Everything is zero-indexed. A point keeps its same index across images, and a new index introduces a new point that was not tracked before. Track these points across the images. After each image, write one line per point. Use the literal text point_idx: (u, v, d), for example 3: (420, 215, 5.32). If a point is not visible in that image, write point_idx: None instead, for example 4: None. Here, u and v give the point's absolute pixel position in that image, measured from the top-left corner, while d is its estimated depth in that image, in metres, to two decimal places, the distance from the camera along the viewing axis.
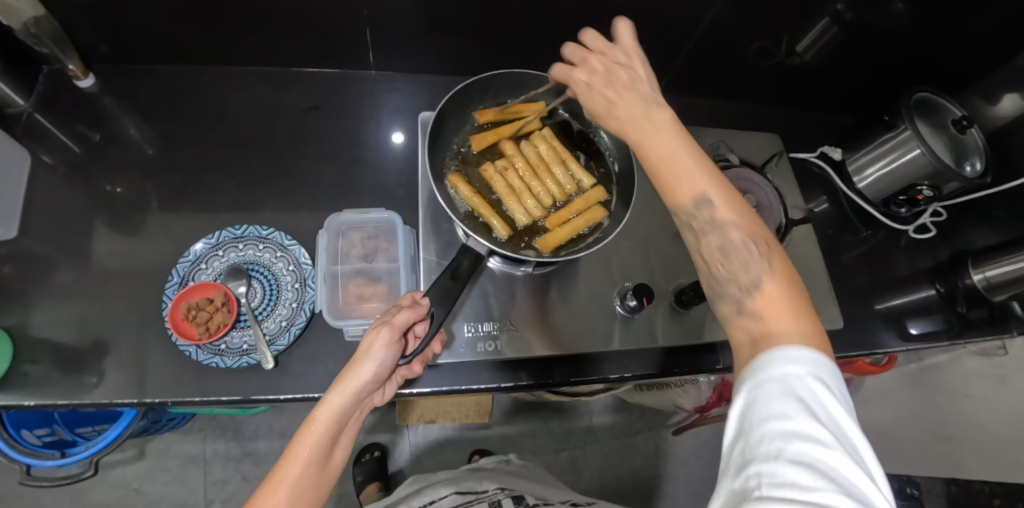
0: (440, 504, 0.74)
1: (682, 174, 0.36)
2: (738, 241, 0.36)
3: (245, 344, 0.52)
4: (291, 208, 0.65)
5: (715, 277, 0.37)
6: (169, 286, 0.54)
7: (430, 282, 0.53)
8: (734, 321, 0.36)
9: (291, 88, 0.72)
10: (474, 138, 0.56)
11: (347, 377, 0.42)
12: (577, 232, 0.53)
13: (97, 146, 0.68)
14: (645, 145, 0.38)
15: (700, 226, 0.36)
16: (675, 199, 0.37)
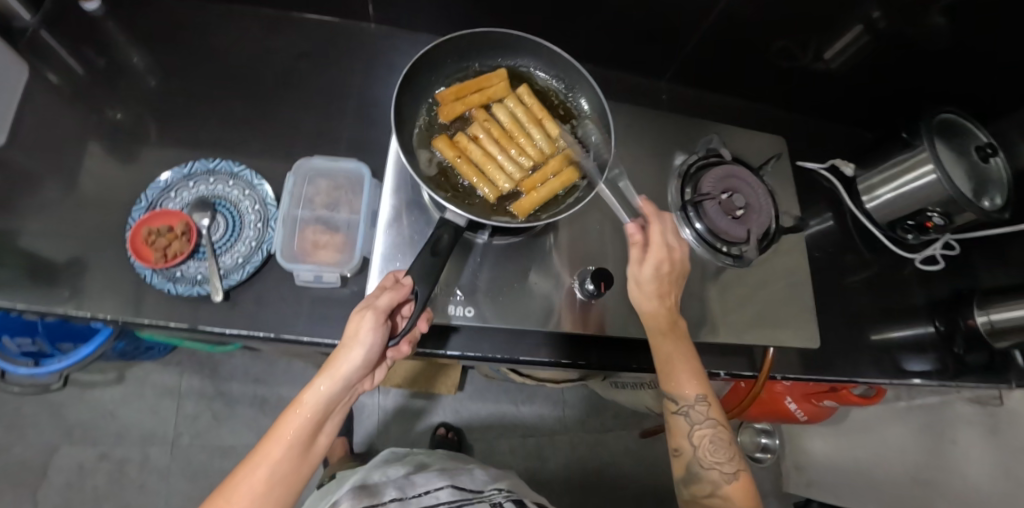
0: (436, 496, 0.72)
1: (688, 375, 0.52)
2: (719, 435, 0.51)
3: (199, 275, 0.53)
4: (274, 152, 0.65)
5: (698, 459, 0.51)
6: (137, 209, 0.55)
7: (384, 235, 0.52)
8: (707, 495, 0.50)
9: (291, 32, 0.72)
10: (441, 104, 0.51)
11: (335, 362, 0.41)
12: (554, 195, 0.49)
13: (96, 66, 0.69)
14: (665, 340, 0.52)
15: (692, 415, 0.51)
16: (681, 392, 0.52)
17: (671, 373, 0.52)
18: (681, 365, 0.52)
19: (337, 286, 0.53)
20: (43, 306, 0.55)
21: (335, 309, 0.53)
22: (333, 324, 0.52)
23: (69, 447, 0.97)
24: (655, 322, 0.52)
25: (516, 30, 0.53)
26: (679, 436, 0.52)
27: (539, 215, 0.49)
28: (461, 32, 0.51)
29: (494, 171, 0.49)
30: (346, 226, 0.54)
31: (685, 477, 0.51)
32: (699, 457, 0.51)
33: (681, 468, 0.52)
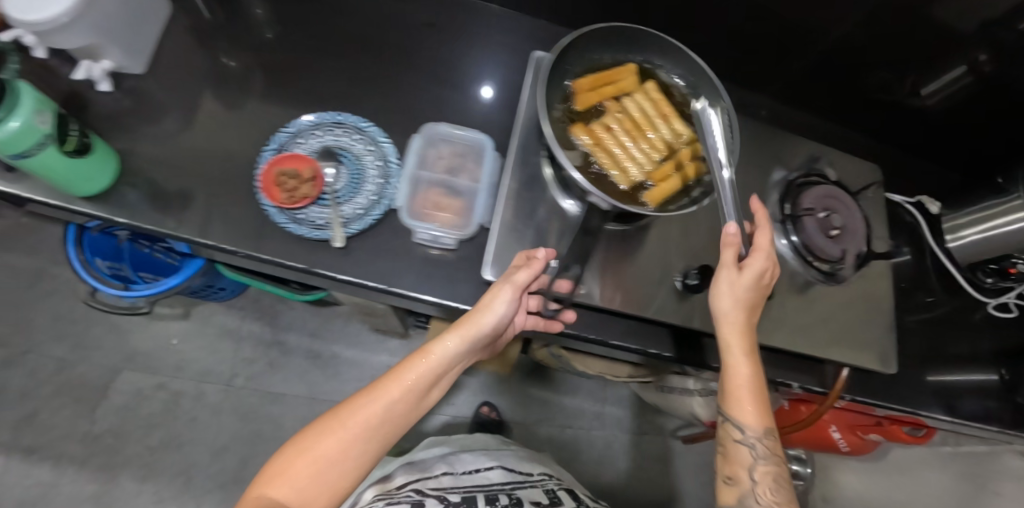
0: (489, 474, 0.76)
1: (756, 403, 0.47)
2: (779, 473, 0.47)
3: (320, 220, 0.55)
4: (388, 112, 0.67)
5: (751, 496, 0.46)
6: (267, 150, 0.57)
7: (505, 206, 0.54)
8: None
9: (416, 4, 0.74)
10: (577, 95, 0.53)
11: (469, 322, 0.46)
12: (681, 187, 0.52)
13: (229, 14, 0.72)
14: (738, 360, 0.48)
15: (756, 448, 0.47)
16: (748, 420, 0.47)
17: (738, 397, 0.48)
18: (751, 388, 0.48)
19: (453, 249, 0.56)
20: (168, 230, 0.58)
21: (444, 269, 0.55)
22: (440, 281, 0.55)
23: (131, 372, 1.02)
24: (727, 339, 0.48)
25: (649, 27, 0.55)
26: (736, 466, 0.48)
27: (664, 205, 0.52)
28: (602, 26, 0.52)
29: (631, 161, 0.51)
30: (465, 194, 0.57)
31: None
32: (756, 493, 0.46)
33: (731, 499, 0.47)
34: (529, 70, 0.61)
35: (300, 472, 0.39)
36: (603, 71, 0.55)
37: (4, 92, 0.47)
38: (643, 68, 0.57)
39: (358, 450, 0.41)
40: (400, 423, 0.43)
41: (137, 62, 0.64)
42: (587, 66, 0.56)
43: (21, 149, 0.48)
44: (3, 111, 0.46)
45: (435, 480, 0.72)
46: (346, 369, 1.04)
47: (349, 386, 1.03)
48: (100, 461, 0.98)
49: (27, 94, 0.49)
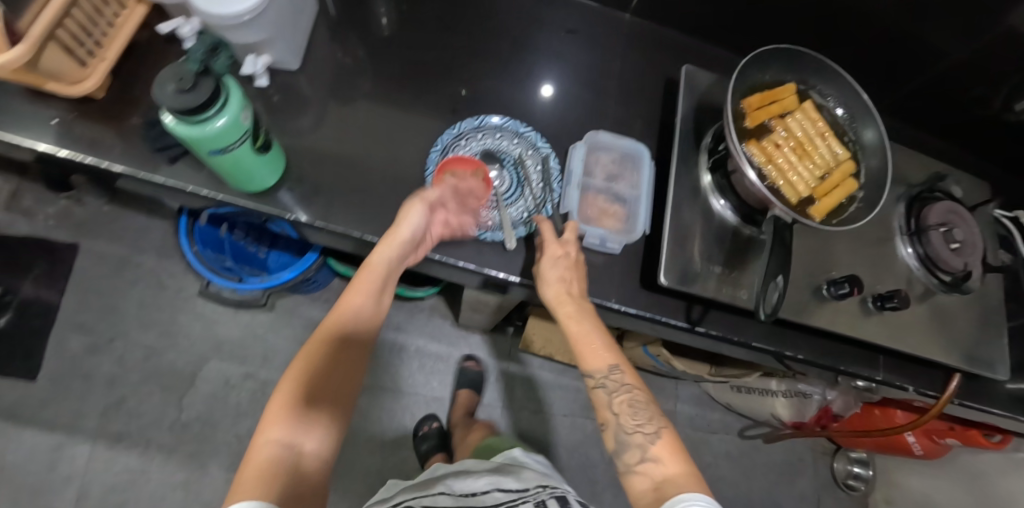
0: (481, 496, 0.58)
1: (597, 347, 0.51)
2: (637, 396, 0.49)
3: (489, 221, 0.58)
4: (534, 114, 0.68)
5: (621, 427, 0.48)
6: (435, 152, 0.61)
7: (670, 214, 0.59)
8: (635, 469, 0.46)
9: (552, 7, 0.74)
10: (748, 113, 0.57)
11: (379, 253, 0.51)
12: (840, 203, 0.56)
13: (367, 10, 0.71)
14: (571, 320, 0.52)
15: (608, 384, 0.50)
16: (591, 364, 0.51)
17: (578, 348, 0.52)
18: (582, 335, 0.52)
19: (616, 253, 0.60)
20: (339, 227, 0.59)
21: (605, 270, 0.60)
22: (600, 286, 0.59)
23: (217, 362, 1.04)
24: (560, 305, 0.53)
25: (811, 51, 0.59)
26: (602, 410, 0.50)
27: (826, 219, 0.56)
28: (776, 51, 0.56)
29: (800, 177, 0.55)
30: (625, 200, 0.60)
31: (616, 450, 0.48)
32: (621, 424, 0.48)
33: (610, 442, 0.49)
34: (682, 85, 0.64)
35: (265, 453, 0.40)
36: (766, 89, 0.59)
37: (220, 88, 0.46)
38: (802, 86, 0.61)
39: (324, 412, 0.45)
40: (350, 377, 0.48)
41: (293, 59, 0.65)
42: (753, 85, 0.59)
43: (225, 144, 0.49)
44: (215, 108, 0.46)
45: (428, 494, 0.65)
46: (430, 363, 1.07)
47: (433, 379, 1.06)
48: (188, 449, 1.00)
49: (234, 88, 0.49)
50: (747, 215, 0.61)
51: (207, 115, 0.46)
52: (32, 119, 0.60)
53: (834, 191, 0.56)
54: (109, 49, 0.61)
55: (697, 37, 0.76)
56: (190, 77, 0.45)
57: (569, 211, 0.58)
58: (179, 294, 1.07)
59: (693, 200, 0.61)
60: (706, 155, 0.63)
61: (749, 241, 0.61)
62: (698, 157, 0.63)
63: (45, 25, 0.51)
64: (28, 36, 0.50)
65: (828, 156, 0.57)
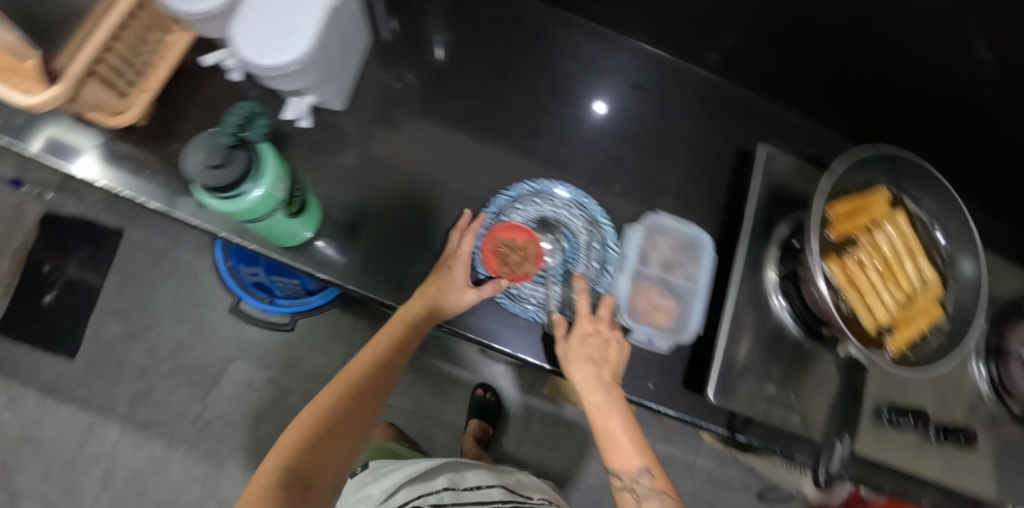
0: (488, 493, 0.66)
1: (625, 443, 0.45)
2: (670, 505, 0.42)
3: (534, 299, 0.53)
4: (592, 180, 0.63)
5: None
6: (488, 214, 0.56)
7: (727, 320, 0.54)
8: None
9: (621, 57, 0.69)
10: (834, 224, 0.52)
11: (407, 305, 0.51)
12: (918, 334, 0.52)
13: (423, 46, 0.67)
14: (598, 411, 0.47)
15: (637, 490, 0.43)
16: (621, 460, 0.45)
17: (605, 440, 0.46)
18: (609, 429, 0.46)
19: (662, 353, 0.56)
20: (371, 293, 0.56)
21: (646, 365, 0.56)
22: (643, 383, 0.55)
23: (242, 362, 1.05)
24: (589, 393, 0.47)
25: (913, 157, 0.54)
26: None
27: (901, 352, 0.52)
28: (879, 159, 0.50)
29: (881, 304, 0.51)
30: (679, 295, 0.56)
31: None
32: None
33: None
34: (758, 169, 0.58)
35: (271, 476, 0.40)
36: (857, 193, 0.54)
37: (254, 158, 0.44)
38: (894, 189, 0.56)
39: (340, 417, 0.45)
40: (365, 418, 0.47)
41: (339, 100, 0.61)
42: (844, 188, 0.54)
43: (259, 214, 0.47)
44: (251, 179, 0.44)
45: (438, 495, 0.64)
46: (450, 387, 1.06)
47: (451, 405, 1.05)
48: (208, 445, 1.03)
49: (269, 155, 0.46)
50: (813, 328, 0.56)
51: (242, 188, 0.43)
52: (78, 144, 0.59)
53: (915, 321, 0.52)
54: (150, 80, 0.59)
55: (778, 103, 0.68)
56: (223, 151, 0.42)
57: (618, 305, 0.54)
58: (211, 291, 1.09)
59: (756, 301, 0.56)
60: (778, 249, 0.57)
61: (809, 353, 0.56)
62: (766, 251, 0.57)
63: (82, 65, 0.49)
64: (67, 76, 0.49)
65: (914, 279, 0.53)
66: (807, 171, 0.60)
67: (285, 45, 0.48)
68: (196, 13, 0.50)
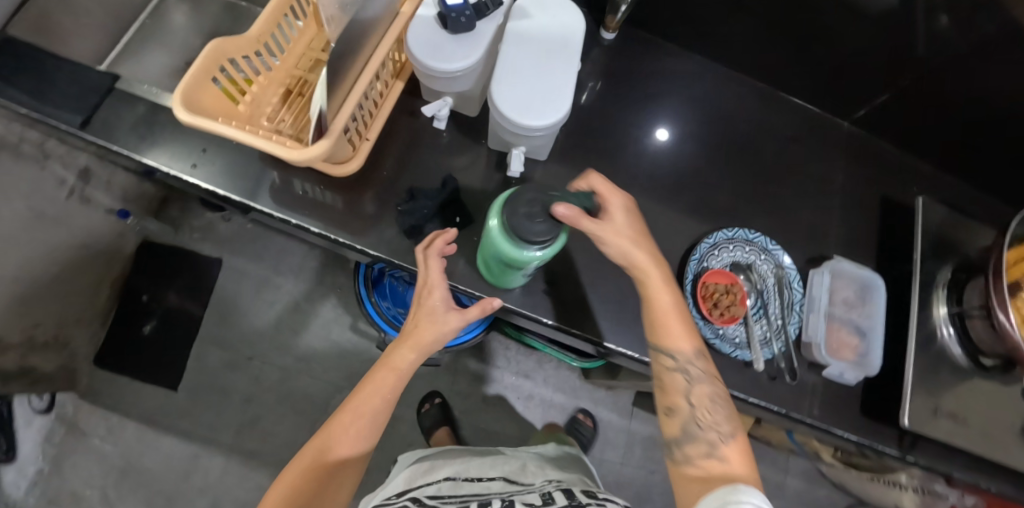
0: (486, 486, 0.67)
1: (681, 329, 0.50)
2: (718, 396, 0.49)
3: (738, 338, 0.60)
4: (762, 226, 0.68)
5: (694, 421, 0.48)
6: (693, 260, 0.61)
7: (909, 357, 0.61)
8: (702, 459, 0.46)
9: (773, 109, 0.75)
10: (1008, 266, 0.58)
11: (398, 353, 0.53)
12: None
13: (600, 97, 0.71)
14: (659, 294, 0.49)
15: (688, 373, 0.49)
16: (676, 347, 0.49)
17: (666, 322, 0.49)
18: (665, 313, 0.49)
19: (848, 385, 0.61)
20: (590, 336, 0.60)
21: (831, 394, 0.61)
22: (829, 411, 0.61)
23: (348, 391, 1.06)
24: (643, 273, 0.48)
25: None
26: (674, 395, 0.50)
27: None
28: None
29: None
30: (863, 331, 0.62)
31: (681, 438, 0.48)
32: (696, 417, 0.48)
33: (675, 429, 0.49)
34: (920, 217, 0.65)
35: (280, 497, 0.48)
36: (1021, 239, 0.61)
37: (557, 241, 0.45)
38: None
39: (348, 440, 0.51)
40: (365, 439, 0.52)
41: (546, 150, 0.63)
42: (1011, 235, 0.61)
43: (518, 261, 0.48)
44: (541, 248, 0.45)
45: (439, 488, 0.66)
46: (551, 411, 1.10)
47: (555, 429, 1.09)
48: None
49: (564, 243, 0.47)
50: (979, 360, 0.62)
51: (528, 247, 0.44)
52: (301, 195, 0.63)
53: None
54: (372, 128, 0.58)
55: (909, 152, 0.75)
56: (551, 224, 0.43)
57: (817, 344, 0.59)
58: (316, 320, 1.10)
59: (925, 338, 0.62)
60: (944, 289, 0.63)
61: (982, 388, 0.61)
62: (934, 291, 0.64)
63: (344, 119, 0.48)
64: (329, 130, 0.48)
65: None
66: (959, 219, 0.66)
67: (550, 108, 0.51)
68: (451, 71, 0.52)
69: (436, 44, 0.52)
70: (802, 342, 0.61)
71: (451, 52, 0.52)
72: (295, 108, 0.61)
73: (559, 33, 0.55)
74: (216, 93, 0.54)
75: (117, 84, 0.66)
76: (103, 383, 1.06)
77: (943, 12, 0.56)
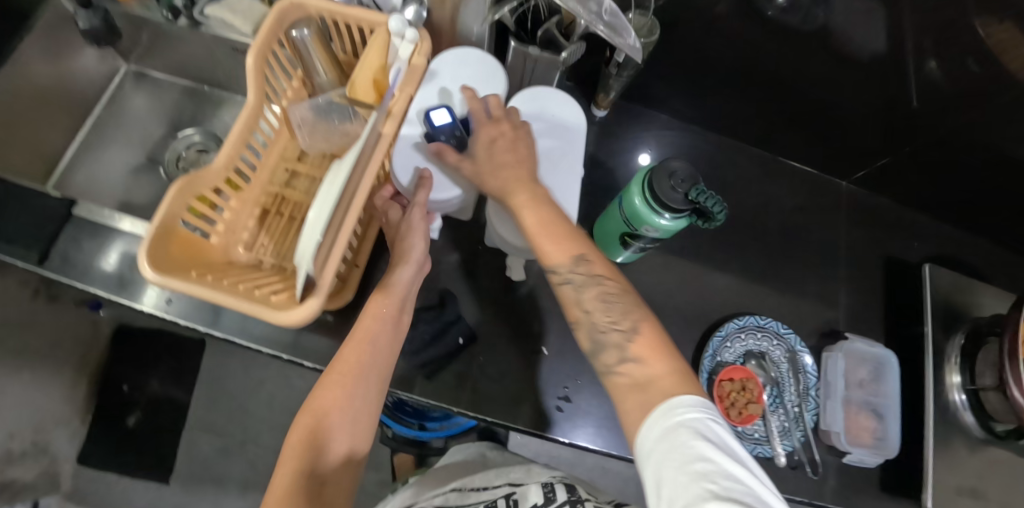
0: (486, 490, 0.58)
1: (544, 234, 0.43)
2: (609, 288, 0.42)
3: (756, 434, 0.58)
4: (771, 300, 0.66)
5: (597, 326, 0.41)
6: (707, 358, 0.59)
7: (927, 433, 0.60)
8: (615, 369, 0.39)
9: (770, 171, 0.73)
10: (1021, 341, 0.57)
11: (395, 273, 0.48)
12: None
13: (594, 175, 0.67)
14: (525, 206, 0.44)
15: (574, 279, 0.42)
16: (554, 259, 0.42)
17: (536, 240, 0.43)
18: (537, 222, 0.43)
19: (871, 468, 0.60)
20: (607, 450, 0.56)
21: (855, 479, 0.59)
22: (856, 495, 0.59)
23: None
24: (511, 194, 0.45)
25: None
26: (571, 309, 0.43)
27: None
28: None
29: None
30: (881, 414, 0.61)
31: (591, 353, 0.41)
32: (594, 323, 0.41)
33: (586, 343, 0.42)
34: (928, 284, 0.65)
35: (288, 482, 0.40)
36: None
37: (679, 213, 0.47)
38: None
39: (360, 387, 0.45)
40: (378, 375, 0.46)
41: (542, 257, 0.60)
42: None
43: (634, 219, 0.51)
44: (664, 211, 0.47)
45: (444, 498, 0.58)
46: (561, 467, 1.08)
47: None
48: None
49: (677, 225, 0.49)
50: (994, 429, 0.60)
51: (654, 202, 0.47)
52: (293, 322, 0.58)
53: None
54: (361, 253, 0.54)
55: (908, 205, 0.74)
56: (686, 185, 0.46)
57: (837, 433, 0.58)
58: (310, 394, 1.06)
59: (943, 410, 0.61)
60: (957, 358, 0.62)
61: (1002, 459, 0.61)
62: (946, 361, 0.62)
63: (334, 269, 0.44)
64: (318, 283, 0.44)
65: None
66: (963, 282, 0.66)
67: None
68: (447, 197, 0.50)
69: (426, 168, 0.50)
70: (820, 429, 0.60)
71: (444, 177, 0.50)
72: (273, 228, 0.57)
73: (557, 137, 0.52)
74: (186, 233, 0.49)
75: (75, 210, 0.61)
76: (85, 485, 0.98)
77: (932, 59, 0.53)
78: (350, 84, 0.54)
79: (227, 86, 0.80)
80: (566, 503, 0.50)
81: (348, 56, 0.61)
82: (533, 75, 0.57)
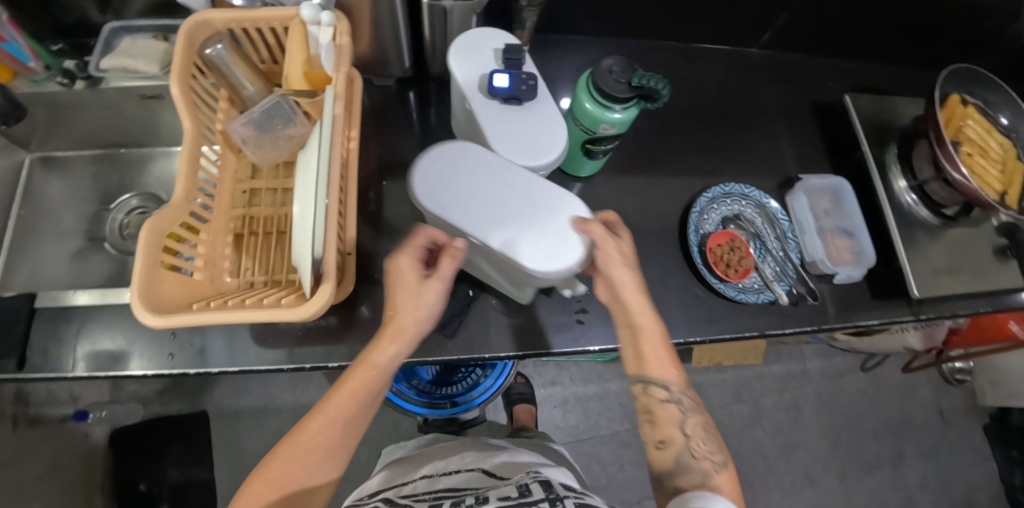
0: (459, 478, 0.53)
1: (672, 365, 0.48)
2: (707, 426, 0.48)
3: (756, 284, 0.63)
4: (727, 170, 0.72)
5: (689, 450, 0.46)
6: (693, 232, 0.64)
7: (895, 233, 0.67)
8: (689, 488, 0.43)
9: (688, 61, 0.78)
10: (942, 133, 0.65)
11: (380, 349, 0.45)
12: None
13: None
14: (653, 341, 0.48)
15: (680, 404, 0.48)
16: (661, 376, 0.48)
17: (649, 361, 0.48)
18: (659, 359, 0.48)
19: (857, 281, 0.66)
20: None
21: (849, 294, 0.66)
22: (855, 309, 0.65)
23: None
24: (638, 326, 0.48)
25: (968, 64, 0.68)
26: (667, 427, 0.47)
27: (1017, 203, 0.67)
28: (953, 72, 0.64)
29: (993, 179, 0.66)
30: (852, 232, 0.68)
31: (673, 472, 0.45)
32: (691, 448, 0.46)
33: (668, 462, 0.45)
34: (854, 112, 0.71)
35: None
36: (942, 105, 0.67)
37: (627, 103, 0.50)
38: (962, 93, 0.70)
39: (320, 465, 0.43)
40: (343, 451, 0.45)
41: None
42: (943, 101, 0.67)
43: (588, 124, 0.54)
44: (613, 105, 0.50)
45: (412, 486, 0.52)
46: (592, 403, 1.12)
47: (602, 418, 1.11)
48: None
49: (630, 116, 0.52)
50: (945, 212, 0.68)
51: (601, 100, 0.50)
52: (303, 333, 0.57)
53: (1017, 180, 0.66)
54: (348, 240, 0.54)
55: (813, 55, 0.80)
56: (626, 74, 0.49)
57: (820, 259, 0.64)
58: None
59: (900, 211, 0.68)
60: (897, 164, 0.70)
61: (959, 235, 0.68)
62: (890, 169, 0.70)
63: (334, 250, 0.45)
64: (325, 270, 0.45)
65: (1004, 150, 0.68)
66: (879, 102, 0.73)
67: (526, 148, 0.51)
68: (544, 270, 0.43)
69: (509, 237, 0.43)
70: (806, 262, 0.66)
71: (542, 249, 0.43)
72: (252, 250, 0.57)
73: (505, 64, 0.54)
74: (173, 277, 0.48)
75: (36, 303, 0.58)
76: None
77: None
78: (283, 80, 0.55)
79: (146, 143, 0.76)
80: (545, 499, 0.41)
81: (268, 64, 0.61)
82: (452, 25, 0.58)
